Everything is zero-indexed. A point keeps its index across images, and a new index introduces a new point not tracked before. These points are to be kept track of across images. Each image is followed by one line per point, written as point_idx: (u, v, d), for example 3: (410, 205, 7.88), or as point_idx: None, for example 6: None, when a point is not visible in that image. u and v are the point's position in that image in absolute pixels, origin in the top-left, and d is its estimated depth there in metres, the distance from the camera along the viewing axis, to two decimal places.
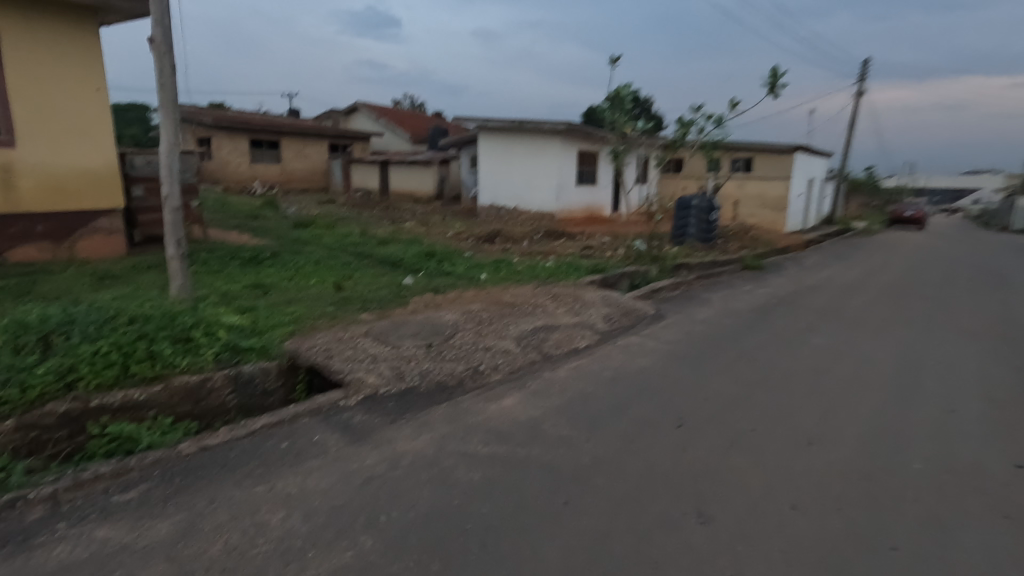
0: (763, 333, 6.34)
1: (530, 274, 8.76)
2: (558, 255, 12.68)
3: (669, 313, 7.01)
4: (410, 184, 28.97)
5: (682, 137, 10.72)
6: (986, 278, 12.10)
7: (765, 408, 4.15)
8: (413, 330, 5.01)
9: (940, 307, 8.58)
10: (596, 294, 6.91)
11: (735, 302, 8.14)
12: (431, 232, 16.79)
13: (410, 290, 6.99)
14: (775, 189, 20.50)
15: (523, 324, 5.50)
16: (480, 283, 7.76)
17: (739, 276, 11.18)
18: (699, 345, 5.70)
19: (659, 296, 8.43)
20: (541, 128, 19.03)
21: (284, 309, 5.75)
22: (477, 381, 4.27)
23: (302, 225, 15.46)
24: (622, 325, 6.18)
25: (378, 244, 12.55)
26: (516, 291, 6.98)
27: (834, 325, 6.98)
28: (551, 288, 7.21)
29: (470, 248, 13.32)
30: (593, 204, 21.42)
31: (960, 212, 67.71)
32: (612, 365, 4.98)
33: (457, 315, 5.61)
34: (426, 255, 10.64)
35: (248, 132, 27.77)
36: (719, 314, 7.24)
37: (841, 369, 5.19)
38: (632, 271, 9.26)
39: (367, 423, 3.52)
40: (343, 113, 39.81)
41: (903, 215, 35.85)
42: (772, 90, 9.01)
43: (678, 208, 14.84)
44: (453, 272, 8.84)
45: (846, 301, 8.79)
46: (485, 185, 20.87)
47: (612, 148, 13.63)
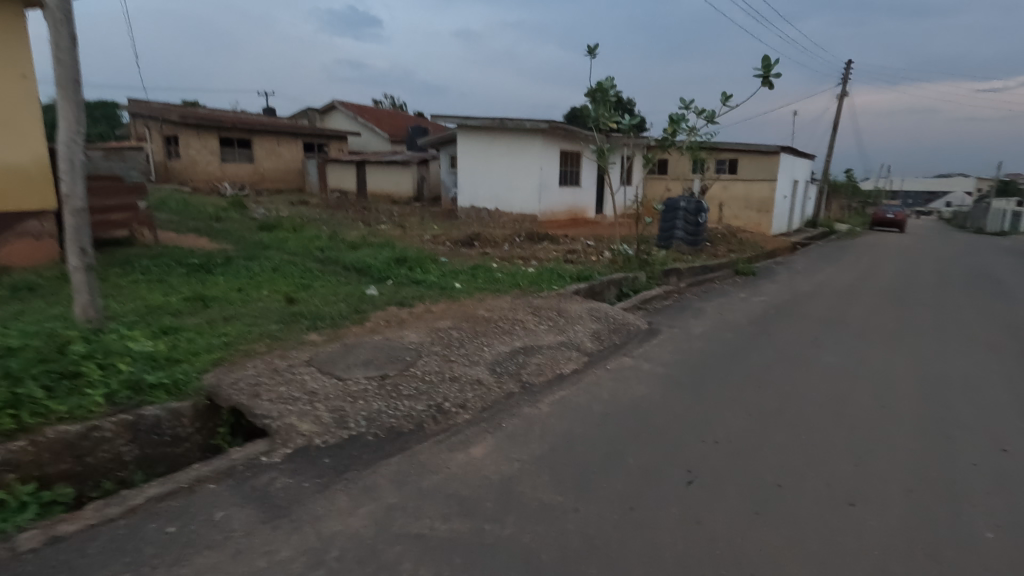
0: (769, 349, 5.67)
1: (510, 282, 8.00)
2: (541, 260, 11.95)
3: (663, 328, 6.31)
4: (388, 185, 28.02)
5: (672, 134, 10.06)
6: (981, 282, 11.68)
7: (789, 455, 3.42)
8: (367, 356, 4.19)
9: (946, 315, 8.04)
10: (583, 307, 6.17)
11: (732, 313, 7.48)
12: (407, 235, 15.93)
13: (372, 303, 6.17)
14: (760, 192, 20.12)
15: (499, 346, 4.72)
16: (453, 293, 6.96)
17: (730, 282, 10.58)
18: (700, 367, 4.99)
19: (650, 306, 7.75)
20: (522, 126, 18.29)
21: (217, 329, 4.88)
22: (440, 424, 3.48)
23: (268, 228, 14.50)
24: (612, 343, 5.45)
25: (347, 249, 11.68)
26: (493, 303, 6.19)
27: (842, 338, 6.34)
28: (532, 299, 6.45)
29: (447, 252, 12.51)
30: (576, 205, 20.77)
31: (934, 213, 68.70)
32: (602, 395, 4.24)
33: (422, 335, 4.81)
34: (398, 261, 9.82)
35: (217, 130, 26.56)
36: (716, 328, 6.57)
37: (864, 395, 4.51)
38: (619, 279, 8.57)
39: (292, 490, 2.71)
40: (320, 111, 38.67)
41: (884, 216, 35.93)
42: (767, 82, 8.36)
43: (665, 209, 14.21)
44: (425, 280, 8.03)
45: (848, 310, 8.19)
46: (464, 186, 20.05)
47: (596, 147, 12.93)
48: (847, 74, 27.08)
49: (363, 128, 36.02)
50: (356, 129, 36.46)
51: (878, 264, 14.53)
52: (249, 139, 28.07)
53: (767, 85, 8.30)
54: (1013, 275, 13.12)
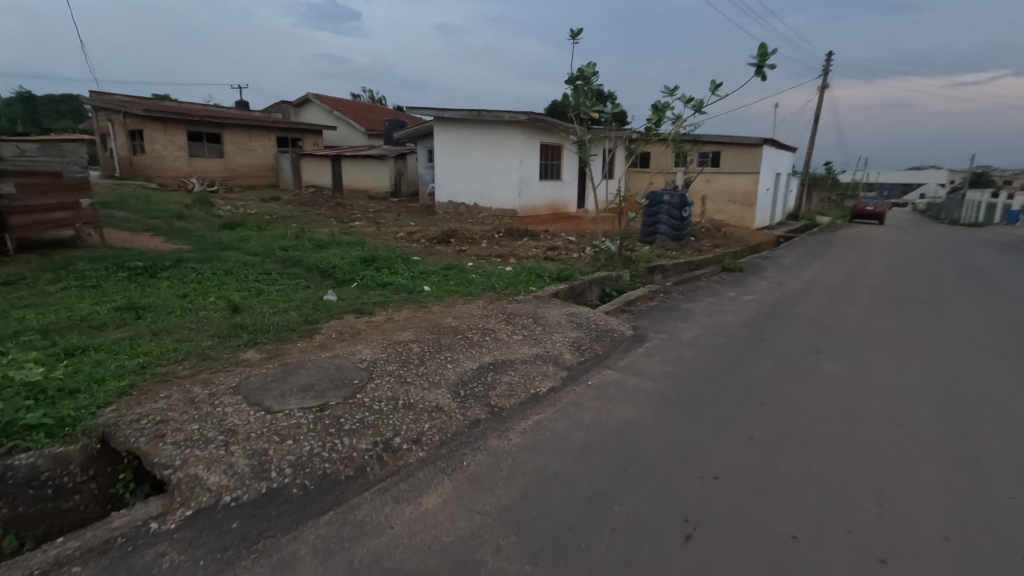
0: (765, 358, 5.18)
1: (485, 284, 7.41)
2: (520, 258, 11.38)
3: (649, 334, 5.78)
4: (364, 180, 27.19)
5: (657, 123, 9.55)
6: (970, 276, 11.43)
7: (802, 496, 2.90)
8: (307, 380, 3.55)
9: (944, 314, 7.67)
10: (562, 312, 5.60)
11: (723, 315, 6.99)
12: (381, 233, 15.23)
13: (327, 311, 5.53)
14: (744, 184, 19.71)
15: (467, 362, 4.13)
16: (422, 298, 6.35)
17: (717, 280, 10.13)
18: (691, 381, 4.47)
19: (635, 308, 7.22)
20: (500, 118, 17.63)
21: (136, 348, 4.19)
22: (387, 466, 2.87)
23: (232, 226, 13.69)
24: (595, 354, 4.88)
25: (314, 248, 10.96)
26: (463, 310, 5.59)
27: (841, 343, 5.89)
28: (506, 304, 5.87)
29: (421, 251, 11.87)
30: (557, 200, 20.24)
31: (909, 205, 69.71)
32: (584, 418, 3.68)
33: (377, 351, 4.20)
34: (367, 262, 9.16)
35: (185, 124, 25.44)
36: (706, 333, 6.06)
37: (876, 413, 4.03)
38: (602, 278, 8.06)
39: (181, 572, 2.09)
40: (295, 105, 37.50)
41: (863, 209, 36.05)
42: (759, 71, 7.84)
43: (649, 204, 13.71)
44: (393, 283, 7.40)
45: (842, 310, 7.77)
46: (442, 180, 19.40)
47: (576, 138, 12.38)
48: (828, 66, 26.86)
49: (339, 121, 34.98)
50: (332, 123, 35.43)
51: (864, 258, 14.25)
52: (219, 133, 26.97)
53: (760, 76, 7.80)
54: (1000, 267, 12.91)
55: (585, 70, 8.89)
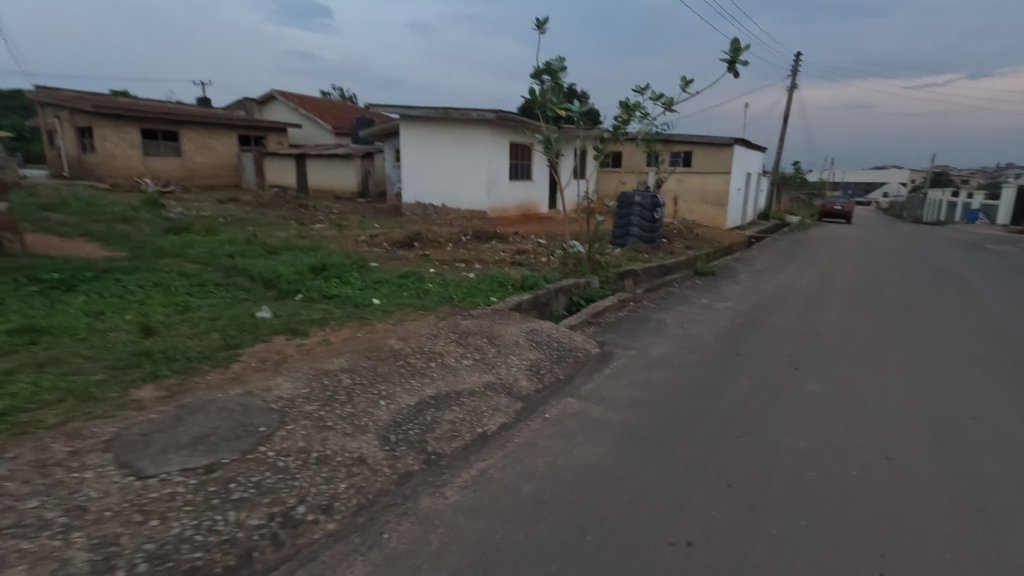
0: (742, 378, 4.76)
1: (443, 295, 6.84)
2: (486, 263, 10.83)
3: (616, 351, 5.28)
4: (330, 180, 26.26)
5: (626, 122, 9.10)
6: (940, 278, 11.36)
7: (791, 566, 2.42)
8: (200, 429, 2.92)
9: (921, 321, 7.43)
10: (520, 330, 5.06)
11: (696, 326, 6.58)
12: (342, 236, 14.48)
13: (254, 332, 4.87)
14: (715, 185, 19.54)
15: (404, 397, 3.55)
16: (368, 313, 5.75)
17: (690, 285, 9.76)
18: (662, 410, 3.99)
19: (603, 319, 6.73)
20: (467, 116, 17.03)
21: (2, 387, 3.44)
22: (283, 547, 2.29)
23: (179, 230, 12.76)
24: (555, 379, 4.34)
25: (264, 254, 10.20)
26: (409, 328, 5.00)
27: (820, 358, 5.53)
28: (459, 321, 5.29)
29: (381, 256, 11.23)
30: (527, 201, 19.76)
31: (873, 204, 71.47)
32: (538, 465, 3.14)
33: (298, 384, 3.58)
34: (318, 270, 8.48)
35: (139, 121, 24.10)
36: (678, 348, 5.60)
37: (863, 446, 3.62)
38: (569, 287, 7.58)
39: None
40: (259, 101, 36.25)
41: (831, 208, 36.54)
42: (732, 67, 7.45)
43: (620, 205, 13.31)
44: (341, 295, 6.77)
45: (817, 317, 7.45)
46: (409, 180, 18.72)
47: (543, 137, 11.71)
48: (797, 67, 27.05)
49: (304, 120, 33.84)
50: (297, 121, 34.26)
51: (836, 260, 14.12)
52: (176, 131, 25.68)
53: (733, 72, 7.39)
54: (968, 268, 12.93)
55: (551, 65, 8.34)
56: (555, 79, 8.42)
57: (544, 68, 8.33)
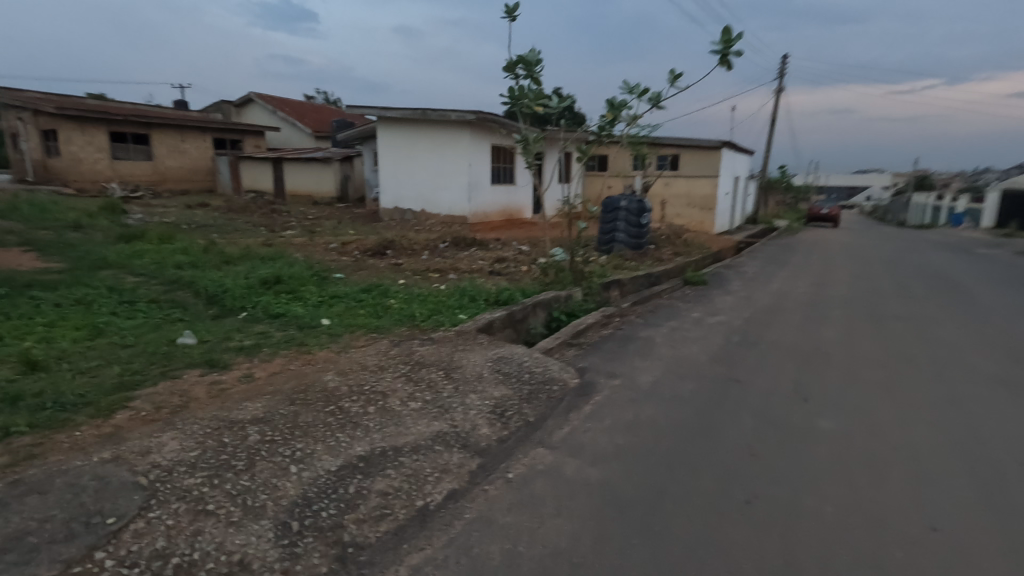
0: (744, 414, 4.07)
1: (406, 311, 6.09)
2: (462, 273, 10.07)
3: (599, 381, 4.55)
4: (307, 184, 25.34)
5: (611, 122, 8.41)
6: (938, 286, 10.84)
7: None
8: (20, 522, 2.12)
9: (931, 337, 6.80)
10: (485, 359, 4.29)
11: (688, 346, 5.89)
12: (313, 244, 13.61)
13: (165, 365, 4.05)
14: (702, 189, 19.03)
15: (324, 457, 2.78)
16: (310, 337, 4.95)
17: (680, 296, 9.10)
18: (651, 463, 3.25)
19: (585, 338, 6.01)
20: (446, 117, 16.28)
21: None
22: None
23: (133, 238, 11.78)
24: (523, 423, 3.59)
25: (219, 265, 9.34)
26: (352, 359, 4.21)
27: (829, 383, 4.84)
28: (415, 348, 4.51)
29: (349, 265, 10.43)
30: (510, 205, 19.06)
31: (856, 208, 71.91)
32: (491, 554, 2.38)
33: (186, 443, 2.79)
34: (272, 282, 7.64)
35: (106, 123, 23.00)
36: (669, 374, 4.88)
37: (900, 510, 2.91)
38: (548, 300, 6.88)
39: None
40: (237, 104, 35.28)
41: (818, 212, 36.31)
42: (725, 57, 6.80)
43: (605, 210, 12.63)
44: (289, 314, 5.95)
45: (819, 332, 6.80)
46: (387, 185, 17.95)
47: (520, 136, 10.69)
48: (783, 70, 26.76)
49: (282, 122, 32.88)
50: (275, 124, 33.28)
51: (829, 266, 13.60)
52: (147, 134, 24.60)
53: (726, 65, 6.72)
54: (964, 275, 12.46)
55: (526, 57, 7.59)
56: (531, 73, 7.68)
57: (518, 61, 7.60)
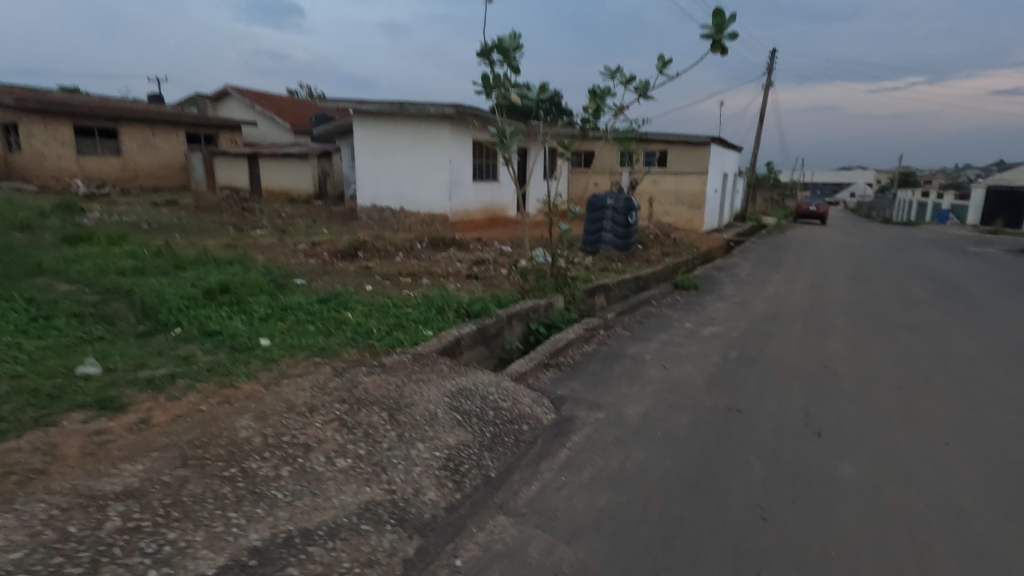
0: (751, 456, 3.45)
1: (363, 328, 5.34)
2: (437, 277, 9.34)
3: (578, 415, 3.87)
4: (284, 181, 24.38)
5: (595, 113, 7.72)
6: (938, 290, 10.35)
7: None
8: None
9: (943, 350, 6.25)
10: (442, 394, 3.59)
11: (681, 365, 5.23)
12: (280, 245, 12.76)
13: (42, 408, 3.27)
14: (691, 186, 18.44)
15: (201, 554, 2.06)
16: (238, 363, 4.19)
17: (671, 303, 8.48)
18: (642, 536, 2.57)
19: (565, 356, 5.33)
20: (425, 111, 15.44)
21: None
22: None
23: (82, 240, 10.84)
24: (482, 480, 2.90)
25: (168, 270, 8.50)
26: (278, 396, 3.46)
27: (844, 413, 4.23)
28: (359, 378, 3.78)
29: (315, 269, 9.65)
30: (493, 203, 18.33)
31: (841, 204, 72.18)
32: None
33: (10, 537, 2.05)
34: (218, 292, 6.84)
35: (71, 117, 21.79)
36: (660, 404, 4.22)
37: None
38: (524, 311, 6.19)
39: None
40: (212, 97, 34.02)
41: (806, 209, 35.97)
42: (719, 43, 6.11)
43: (590, 209, 11.95)
44: (225, 332, 5.17)
45: (823, 346, 6.21)
46: (364, 181, 17.14)
47: (497, 129, 9.83)
48: (772, 65, 26.29)
49: (259, 116, 31.74)
50: (252, 118, 32.15)
51: (823, 267, 13.10)
52: (114, 129, 23.41)
53: (720, 50, 6.05)
54: (962, 277, 12.02)
55: (503, 42, 6.81)
56: (508, 60, 6.92)
57: (494, 46, 6.81)
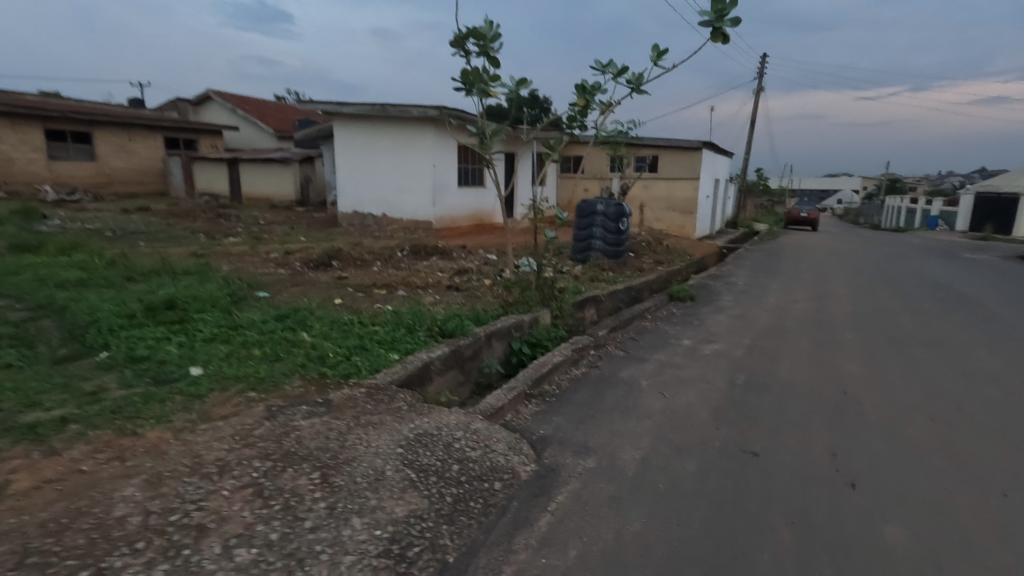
0: (776, 518, 2.81)
1: (320, 351, 4.61)
2: (417, 289, 8.64)
3: (563, 465, 3.19)
4: (264, 187, 23.56)
5: (583, 110, 7.11)
6: (944, 299, 9.84)
7: None
8: None
9: (967, 368, 5.67)
10: (393, 443, 2.89)
11: (682, 393, 4.57)
12: (252, 253, 11.98)
13: None
14: (683, 192, 17.93)
15: None
16: (153, 401, 3.44)
17: (668, 316, 7.86)
18: None
19: (551, 383, 4.65)
20: (407, 113, 14.76)
21: None
22: None
23: (32, 250, 9.97)
24: (436, 569, 2.23)
25: (119, 283, 7.69)
26: (184, 450, 2.74)
27: (875, 453, 3.61)
28: (295, 424, 3.06)
29: (284, 280, 8.90)
30: (479, 209, 17.67)
31: (829, 210, 72.41)
32: None
33: None
34: (163, 308, 6.07)
35: (42, 120, 20.71)
36: (661, 445, 3.55)
37: None
38: (506, 328, 5.51)
39: None
40: (193, 102, 33.09)
41: (797, 215, 35.68)
42: (720, 31, 5.50)
43: (580, 215, 11.32)
44: (153, 359, 4.40)
45: (837, 365, 5.60)
46: (344, 186, 16.42)
47: (477, 129, 9.17)
48: (762, 71, 26.00)
49: (241, 121, 30.88)
50: (233, 122, 31.27)
51: (821, 276, 12.58)
52: (87, 132, 22.37)
53: (722, 38, 5.45)
54: (965, 285, 11.55)
55: (480, 30, 6.17)
56: (486, 50, 6.28)
57: (469, 34, 6.16)
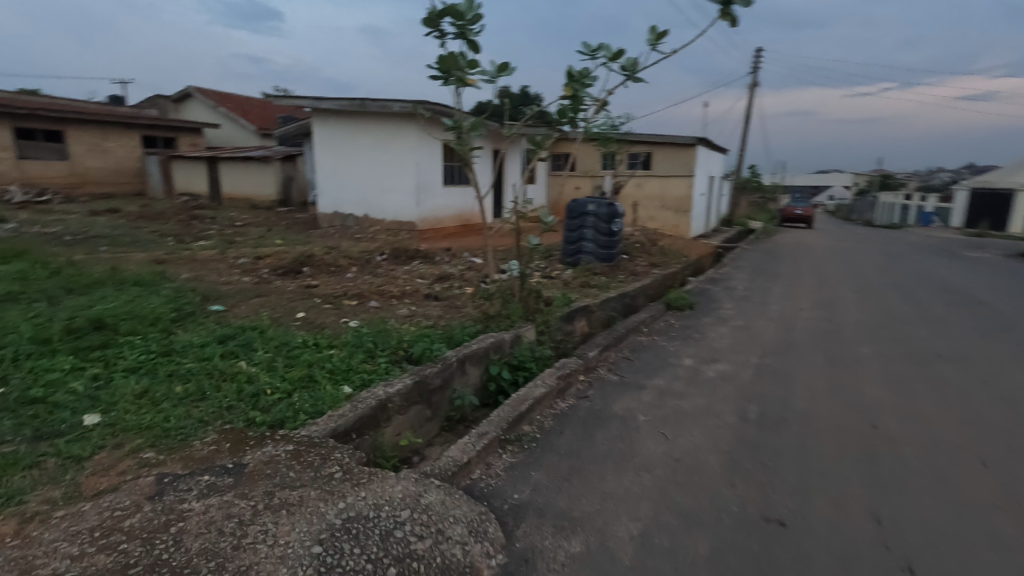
0: None
1: (259, 385, 3.86)
2: (393, 298, 7.89)
3: (540, 551, 2.48)
4: (244, 186, 22.68)
5: (572, 102, 6.38)
6: (957, 304, 9.25)
7: None
8: None
9: (1004, 391, 5.01)
10: (309, 540, 2.19)
11: (687, 432, 3.86)
12: (220, 259, 11.17)
13: None
14: (677, 190, 17.29)
15: None
16: (12, 469, 2.66)
17: (666, 328, 7.19)
18: None
19: (532, 421, 3.93)
20: (387, 109, 13.94)
21: None
22: None
23: None
24: None
25: (55, 297, 6.85)
26: (15, 560, 1.99)
27: (930, 517, 2.92)
28: (185, 507, 2.32)
29: (248, 290, 8.11)
30: (466, 209, 16.93)
31: (821, 205, 72.20)
32: None
33: None
34: (89, 329, 5.26)
35: (10, 119, 19.64)
36: (664, 512, 2.85)
37: None
38: (482, 350, 4.77)
39: None
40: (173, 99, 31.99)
41: (791, 212, 35.18)
42: (727, 12, 4.80)
43: (569, 215, 10.61)
44: (48, 399, 3.62)
45: (859, 390, 4.92)
46: (324, 185, 15.57)
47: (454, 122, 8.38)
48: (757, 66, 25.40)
49: (222, 118, 29.88)
50: (214, 120, 30.24)
51: (824, 278, 12.00)
52: (57, 131, 21.31)
53: (730, 18, 4.74)
54: (975, 288, 11.00)
55: (456, 8, 5.41)
56: (463, 32, 5.53)
57: (444, 13, 5.40)
